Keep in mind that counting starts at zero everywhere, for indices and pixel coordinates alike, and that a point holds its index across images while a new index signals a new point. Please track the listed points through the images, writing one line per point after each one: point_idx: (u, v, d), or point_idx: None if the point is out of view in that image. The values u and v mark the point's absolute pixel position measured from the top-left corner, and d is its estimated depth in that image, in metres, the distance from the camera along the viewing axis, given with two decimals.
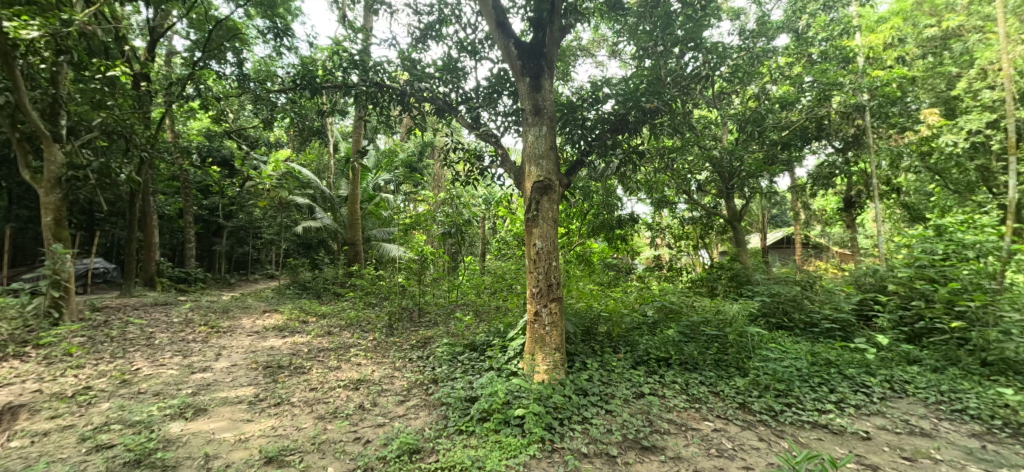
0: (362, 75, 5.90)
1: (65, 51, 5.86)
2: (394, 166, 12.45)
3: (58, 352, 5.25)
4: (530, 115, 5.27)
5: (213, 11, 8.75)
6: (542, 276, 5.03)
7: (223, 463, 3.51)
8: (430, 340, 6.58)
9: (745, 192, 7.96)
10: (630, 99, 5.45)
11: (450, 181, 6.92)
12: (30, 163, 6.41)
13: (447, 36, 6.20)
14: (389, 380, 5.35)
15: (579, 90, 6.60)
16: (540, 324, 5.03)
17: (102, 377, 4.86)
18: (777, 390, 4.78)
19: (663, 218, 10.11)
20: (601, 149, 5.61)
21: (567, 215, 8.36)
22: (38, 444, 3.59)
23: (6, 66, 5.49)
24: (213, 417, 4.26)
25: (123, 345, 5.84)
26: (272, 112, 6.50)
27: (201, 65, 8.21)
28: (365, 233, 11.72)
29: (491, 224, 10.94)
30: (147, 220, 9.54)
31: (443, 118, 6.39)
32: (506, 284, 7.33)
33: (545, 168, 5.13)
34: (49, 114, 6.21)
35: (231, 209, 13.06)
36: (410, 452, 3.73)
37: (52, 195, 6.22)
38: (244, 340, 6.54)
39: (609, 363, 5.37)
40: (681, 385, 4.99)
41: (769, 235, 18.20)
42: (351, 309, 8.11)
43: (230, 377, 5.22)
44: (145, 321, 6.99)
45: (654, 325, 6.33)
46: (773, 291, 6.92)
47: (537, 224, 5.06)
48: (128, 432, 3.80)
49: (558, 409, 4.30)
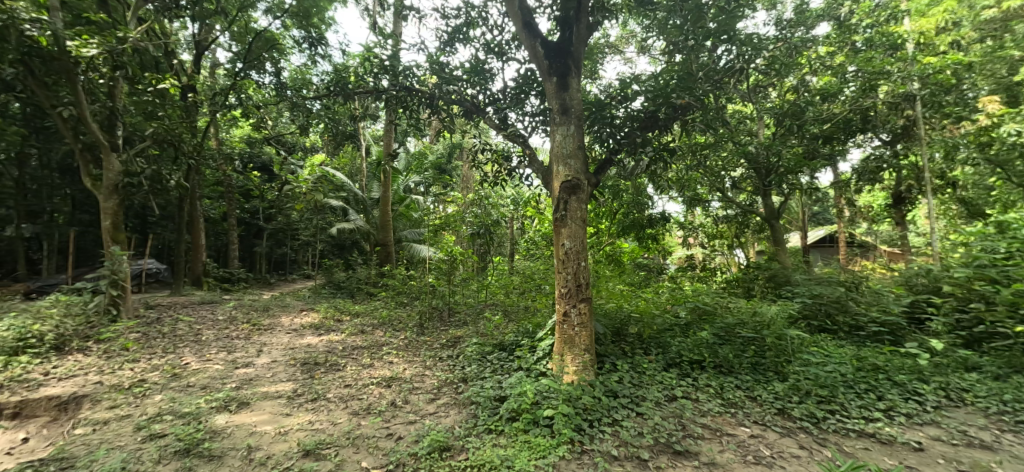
0: (392, 79, 6.05)
1: (121, 67, 6.32)
2: (424, 168, 12.71)
3: (115, 346, 5.65)
4: (557, 114, 5.25)
5: (254, 23, 9.19)
6: (571, 277, 5.00)
7: (265, 455, 3.68)
8: (459, 340, 6.66)
9: (783, 191, 7.59)
10: (660, 94, 5.41)
11: (479, 182, 6.98)
12: (92, 171, 6.90)
13: (474, 39, 6.27)
14: (419, 378, 5.46)
15: (608, 87, 6.54)
16: (569, 325, 5.01)
17: (155, 370, 5.20)
18: (819, 397, 4.57)
19: (696, 217, 9.85)
20: (630, 146, 5.53)
21: (596, 214, 8.18)
22: (98, 432, 3.88)
23: (70, 82, 5.95)
24: (255, 411, 4.47)
25: (173, 341, 6.21)
26: (308, 119, 6.73)
27: (243, 75, 8.66)
28: (397, 234, 11.95)
29: (520, 225, 10.95)
30: (195, 223, 10.10)
31: (471, 120, 6.45)
32: (535, 284, 7.29)
33: (573, 167, 5.10)
34: (107, 126, 6.66)
35: (272, 211, 13.67)
36: (440, 449, 3.79)
37: (110, 200, 6.68)
38: (283, 337, 6.82)
39: (640, 365, 5.28)
40: (716, 388, 4.85)
41: (811, 234, 17.33)
42: (383, 308, 8.28)
43: (270, 373, 5.47)
44: (193, 318, 7.41)
45: (686, 327, 6.14)
46: (814, 292, 6.58)
47: (566, 224, 5.04)
48: (178, 423, 4.04)
49: (588, 410, 4.28)
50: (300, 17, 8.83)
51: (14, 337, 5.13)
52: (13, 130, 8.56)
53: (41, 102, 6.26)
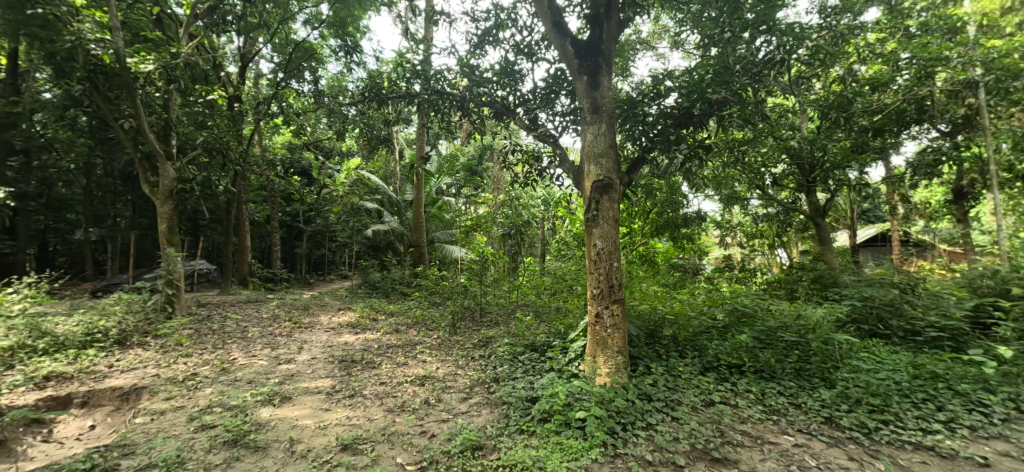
0: (423, 83, 6.18)
1: (174, 81, 6.75)
2: (456, 170, 12.85)
3: (171, 342, 6.04)
4: (587, 113, 5.20)
5: (293, 34, 9.59)
6: (603, 277, 4.93)
7: (305, 447, 3.84)
8: (491, 340, 6.71)
9: (829, 187, 7.18)
10: (695, 90, 5.27)
11: (509, 183, 7.00)
12: (150, 179, 7.38)
13: (504, 40, 6.31)
14: (452, 377, 5.54)
15: (640, 85, 6.42)
16: (601, 326, 4.95)
17: (206, 365, 5.52)
18: (871, 406, 4.30)
19: (734, 216, 9.49)
20: (664, 144, 5.41)
21: (628, 214, 7.98)
22: (156, 421, 4.17)
23: (130, 96, 6.40)
24: (297, 405, 4.67)
25: (222, 337, 6.57)
26: (344, 124, 6.97)
27: (283, 84, 9.08)
28: (429, 235, 12.16)
29: (551, 225, 10.91)
30: (241, 226, 10.62)
31: (501, 121, 6.49)
32: (566, 284, 7.22)
33: (604, 166, 5.04)
34: (162, 136, 7.11)
35: (312, 214, 14.23)
36: (473, 448, 3.84)
37: (166, 205, 7.14)
38: (322, 335, 7.08)
39: (675, 368, 5.14)
40: (756, 394, 4.65)
41: (861, 233, 16.34)
42: (416, 308, 8.45)
43: (310, 369, 5.70)
44: (240, 316, 7.82)
45: (724, 330, 5.92)
46: (864, 294, 6.19)
47: (597, 224, 4.97)
48: (227, 415, 4.29)
49: (621, 413, 4.22)
50: (336, 26, 9.16)
51: (82, 333, 5.60)
52: (81, 142, 9.26)
53: (106, 116, 6.78)
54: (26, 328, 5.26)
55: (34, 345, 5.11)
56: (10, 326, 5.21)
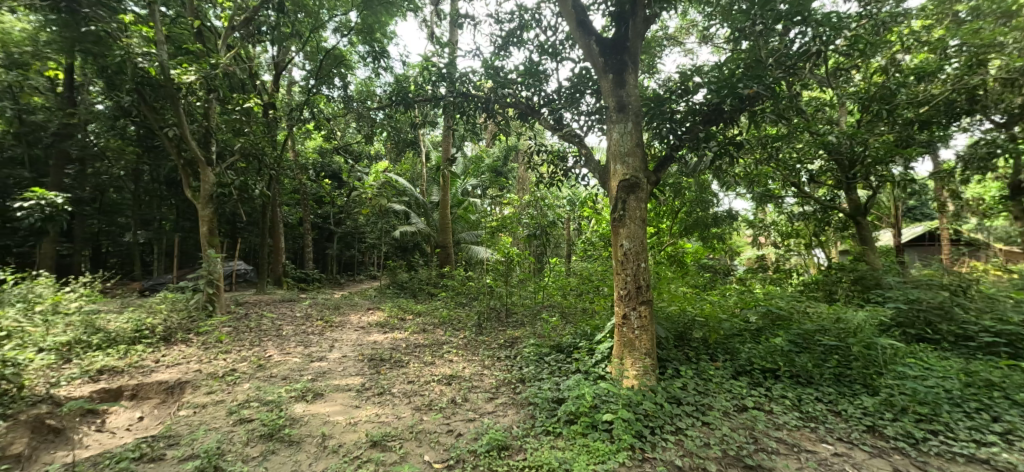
0: (449, 86, 6.25)
1: (214, 90, 7.07)
2: (481, 171, 12.94)
3: (212, 339, 6.34)
4: (613, 111, 5.13)
5: (324, 42, 9.90)
6: (630, 278, 4.86)
7: (337, 443, 3.96)
8: (517, 340, 6.73)
9: (871, 183, 6.82)
10: (724, 85, 5.06)
11: (534, 183, 6.99)
12: (192, 183, 7.75)
13: (528, 41, 6.32)
14: (479, 377, 5.59)
15: (667, 81, 6.31)
16: (629, 328, 4.87)
17: (244, 361, 5.77)
18: (918, 415, 4.06)
19: (767, 214, 9.16)
20: (692, 142, 5.27)
21: (655, 213, 7.82)
22: (199, 414, 4.40)
23: (174, 106, 6.74)
24: (329, 402, 4.81)
25: (259, 335, 6.85)
26: (372, 128, 7.14)
27: (315, 91, 9.39)
28: (455, 236, 12.29)
29: (577, 225, 10.82)
30: (276, 227, 11.01)
31: (526, 122, 6.49)
32: (593, 285, 7.14)
33: (631, 165, 4.96)
34: (203, 143, 7.45)
35: (342, 216, 14.62)
36: (499, 448, 3.85)
37: (207, 208, 7.48)
38: (352, 334, 7.27)
39: (706, 372, 5.00)
40: (792, 400, 4.47)
41: (907, 232, 15.45)
42: (443, 308, 8.57)
43: (341, 367, 5.87)
44: (276, 315, 8.14)
45: (758, 333, 5.71)
46: (910, 296, 5.84)
47: (624, 224, 4.90)
48: (263, 409, 4.47)
49: (650, 416, 4.15)
50: (364, 33, 9.39)
51: (132, 329, 5.96)
52: (130, 150, 9.84)
53: (152, 125, 7.18)
54: (82, 325, 5.64)
55: (88, 341, 5.47)
56: (68, 323, 5.60)
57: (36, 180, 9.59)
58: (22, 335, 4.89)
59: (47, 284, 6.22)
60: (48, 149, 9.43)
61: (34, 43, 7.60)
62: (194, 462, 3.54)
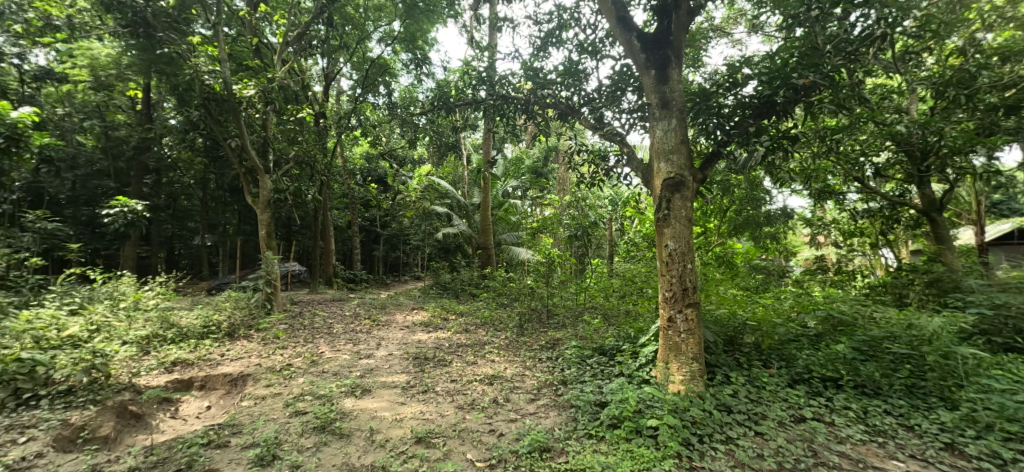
0: (489, 89, 6.33)
1: (271, 102, 7.55)
2: (522, 172, 12.98)
3: (271, 335, 6.78)
4: (656, 108, 4.99)
5: (369, 52, 10.32)
6: (675, 280, 4.71)
7: (384, 437, 4.11)
8: (559, 342, 6.69)
9: (947, 176, 6.21)
10: (777, 76, 4.84)
11: (575, 184, 6.93)
12: (251, 189, 8.26)
13: (568, 40, 6.29)
14: (520, 378, 5.60)
15: (713, 75, 6.08)
16: (675, 331, 4.72)
17: (299, 357, 6.11)
18: (1007, 433, 3.65)
19: (827, 212, 8.55)
20: (742, 137, 4.98)
21: (702, 212, 7.50)
22: (259, 405, 4.71)
23: (236, 118, 7.24)
24: (376, 398, 5.00)
25: (312, 333, 7.23)
26: (415, 133, 7.36)
27: (362, 99, 9.85)
28: (496, 238, 12.42)
29: (619, 225, 10.61)
30: (327, 230, 11.51)
31: (567, 122, 6.45)
32: (636, 287, 6.97)
33: (676, 163, 4.80)
34: (261, 152, 7.95)
35: (389, 219, 15.15)
36: (540, 450, 3.86)
37: (265, 213, 7.95)
38: (397, 333, 7.51)
39: (759, 379, 4.75)
40: (857, 412, 4.15)
41: (991, 229, 13.93)
42: (485, 308, 8.70)
43: (387, 364, 6.08)
44: (327, 313, 8.57)
45: (818, 339, 5.33)
46: (996, 301, 5.27)
47: (669, 223, 4.75)
48: (316, 403, 4.72)
49: (697, 423, 3.99)
50: (407, 41, 9.75)
51: (201, 325, 6.48)
52: (198, 160, 10.70)
53: (217, 137, 7.77)
54: (158, 321, 6.19)
55: (164, 335, 6.00)
56: (147, 318, 6.16)
57: (121, 190, 10.63)
58: (107, 329, 5.44)
59: (130, 283, 6.88)
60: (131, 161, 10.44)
61: (117, 66, 8.45)
62: (255, 450, 3.79)
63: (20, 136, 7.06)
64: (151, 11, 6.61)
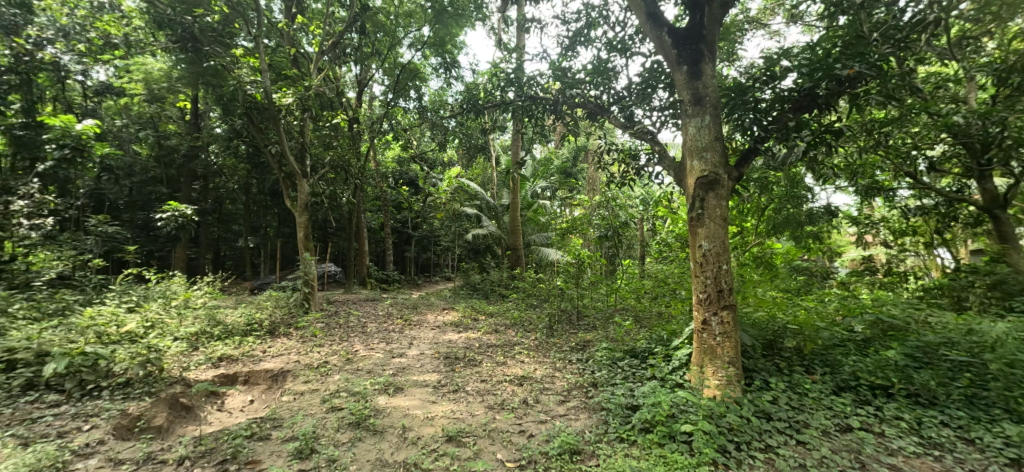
0: (517, 91, 6.35)
1: (308, 109, 7.83)
2: (551, 173, 12.95)
3: (308, 333, 7.05)
4: (688, 105, 4.86)
5: (400, 58, 10.57)
6: (710, 281, 4.56)
7: (416, 435, 4.19)
8: (589, 343, 6.62)
9: (1013, 170, 5.72)
10: (819, 67, 4.61)
11: (605, 184, 6.83)
12: (290, 193, 8.60)
13: (596, 39, 6.23)
14: (550, 379, 5.57)
15: (749, 69, 5.86)
16: (709, 334, 4.57)
17: (334, 354, 6.33)
18: None
19: (876, 209, 8.05)
20: (780, 132, 4.77)
21: (739, 211, 7.23)
22: (298, 400, 4.91)
23: (275, 125, 7.56)
24: (408, 396, 5.11)
25: (347, 331, 7.46)
26: (445, 136, 7.47)
27: (394, 104, 10.15)
28: (526, 239, 12.43)
29: (651, 225, 10.39)
30: (361, 232, 11.84)
31: (596, 121, 6.37)
32: (669, 288, 6.81)
33: (710, 161, 4.65)
34: (299, 157, 8.27)
35: (420, 221, 15.43)
36: (571, 452, 3.83)
37: (303, 216, 8.25)
38: (428, 333, 7.64)
39: (800, 385, 4.53)
40: (910, 423, 3.90)
41: None
42: (514, 309, 8.72)
43: (419, 363, 6.20)
44: (361, 313, 8.83)
45: (865, 345, 5.02)
46: None
47: (702, 223, 4.61)
48: (351, 400, 4.87)
49: (734, 430, 3.86)
50: (436, 45, 9.95)
51: (245, 323, 6.82)
52: (242, 167, 11.24)
53: (259, 144, 8.14)
54: (206, 318, 6.56)
55: (211, 332, 6.34)
56: (196, 316, 6.53)
57: (173, 195, 11.33)
58: (160, 326, 5.81)
59: (181, 283, 7.31)
60: (181, 168, 11.08)
61: (168, 79, 9.00)
62: (294, 443, 3.96)
63: (82, 146, 7.76)
64: (199, 27, 7.02)
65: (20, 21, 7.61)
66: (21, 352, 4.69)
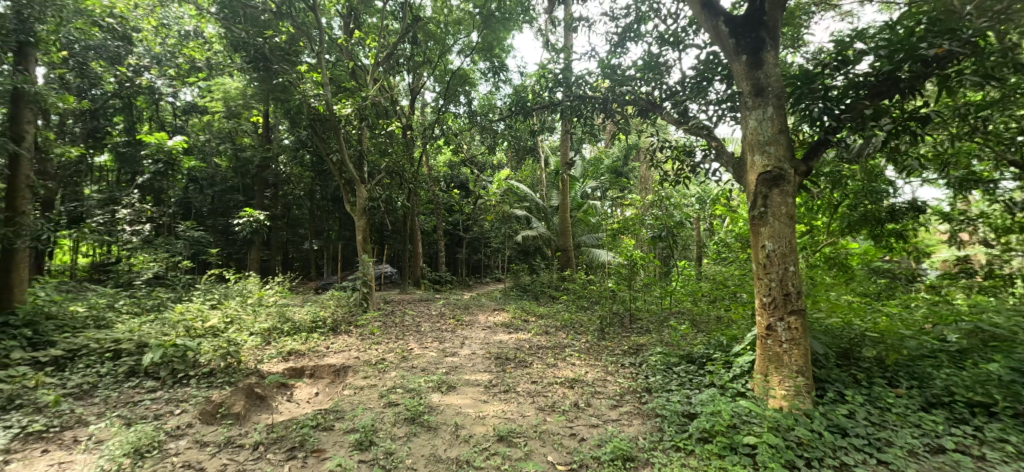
0: (566, 91, 6.31)
1: (365, 118, 8.25)
2: (601, 173, 12.75)
3: (367, 331, 7.44)
4: (749, 97, 4.57)
5: (450, 64, 10.87)
6: (775, 284, 4.27)
7: (468, 433, 4.28)
8: (643, 347, 6.42)
9: None
10: (900, 48, 4.16)
11: (658, 182, 6.59)
12: (350, 198, 9.05)
13: (646, 34, 6.05)
14: (601, 383, 5.47)
15: (817, 54, 5.42)
16: (775, 340, 4.28)
17: (391, 352, 6.61)
18: None
19: (973, 205, 7.13)
20: (856, 122, 4.34)
21: (808, 209, 6.68)
22: (358, 394, 5.18)
23: (336, 135, 8.02)
24: (461, 394, 5.23)
25: (403, 330, 7.77)
26: (494, 139, 7.57)
27: (446, 109, 10.44)
28: (577, 240, 12.31)
29: (708, 225, 9.91)
30: (414, 234, 12.23)
31: (647, 118, 6.17)
32: (728, 291, 6.46)
33: (773, 155, 4.36)
34: (357, 164, 8.71)
35: (472, 223, 15.75)
36: (624, 459, 3.74)
37: (361, 220, 8.67)
38: (480, 333, 7.77)
39: (882, 399, 4.10)
40: (1018, 447, 3.39)
41: None
42: (565, 311, 8.65)
43: (471, 363, 6.32)
44: (415, 312, 9.16)
45: (961, 357, 4.44)
46: None
47: (765, 222, 4.32)
48: (407, 396, 5.07)
49: (804, 445, 3.56)
50: (484, 50, 10.12)
51: (311, 321, 7.31)
52: (308, 175, 12.02)
53: (322, 153, 8.69)
54: (277, 315, 7.10)
55: (282, 328, 6.86)
56: (268, 313, 7.08)
57: (247, 202, 12.40)
58: (238, 321, 6.40)
59: (255, 283, 7.96)
60: (255, 177, 12.07)
61: (243, 97, 9.86)
62: (354, 435, 4.18)
63: (173, 160, 8.70)
64: (268, 47, 7.66)
65: (122, 52, 8.70)
66: (126, 342, 5.38)
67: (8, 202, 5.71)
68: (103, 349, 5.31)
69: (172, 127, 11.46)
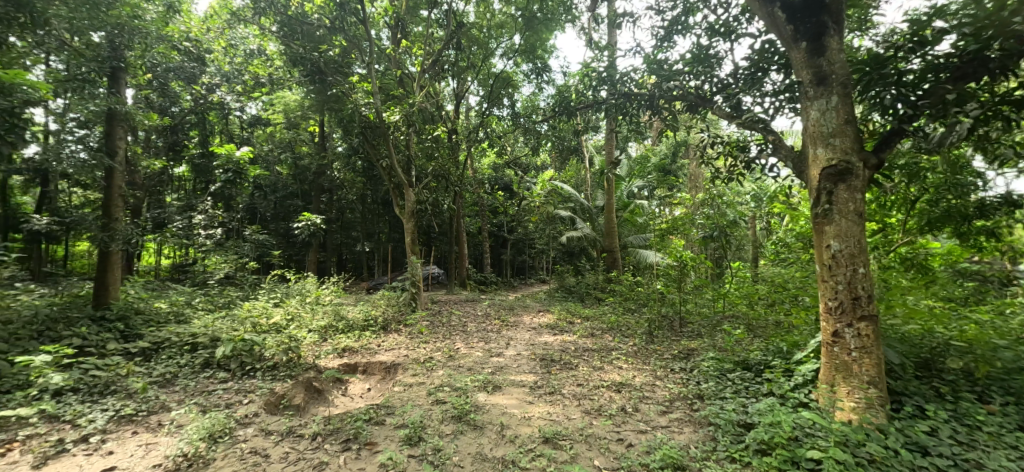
0: (610, 89, 6.19)
1: (412, 124, 8.52)
2: (648, 171, 12.40)
3: (416, 330, 7.68)
4: (810, 86, 4.26)
5: (494, 68, 11.00)
6: (842, 286, 3.95)
7: (513, 433, 4.31)
8: (693, 352, 6.16)
9: None
10: (988, 24, 3.71)
11: (710, 180, 6.31)
12: (399, 202, 9.38)
13: (695, 26, 5.82)
14: (650, 388, 5.30)
15: (888, 36, 4.96)
16: (843, 348, 3.95)
17: (438, 351, 6.79)
18: None
19: None
20: (936, 109, 3.92)
21: (879, 205, 6.11)
22: (408, 391, 5.37)
23: (386, 141, 8.35)
24: (507, 395, 5.27)
25: (450, 330, 7.95)
26: (537, 140, 7.57)
27: (490, 112, 10.57)
28: (624, 240, 12.04)
29: (765, 223, 9.35)
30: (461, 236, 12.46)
31: (697, 113, 5.92)
32: (788, 294, 6.03)
33: (839, 148, 4.03)
34: (406, 169, 9.01)
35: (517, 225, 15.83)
36: (674, 467, 3.61)
37: (409, 222, 8.96)
38: (525, 334, 7.78)
39: (971, 416, 3.66)
40: None
41: None
42: (612, 313, 8.47)
43: (516, 364, 6.33)
44: (462, 313, 9.35)
45: None
46: None
47: (830, 220, 4.01)
48: (453, 394, 5.18)
49: (878, 463, 3.25)
50: (527, 52, 10.16)
51: (363, 319, 7.65)
52: (360, 180, 12.58)
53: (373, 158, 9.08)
54: (332, 313, 7.50)
55: (337, 325, 7.23)
56: (324, 312, 7.49)
57: (305, 207, 13.20)
58: (298, 319, 6.83)
59: (313, 283, 8.45)
60: (313, 183, 12.83)
61: (301, 108, 10.52)
62: (404, 430, 4.32)
63: (241, 169, 9.44)
64: (322, 60, 8.15)
65: (197, 72, 9.33)
66: (201, 336, 5.93)
67: (104, 210, 6.45)
68: (182, 343, 5.88)
69: (241, 138, 12.44)
